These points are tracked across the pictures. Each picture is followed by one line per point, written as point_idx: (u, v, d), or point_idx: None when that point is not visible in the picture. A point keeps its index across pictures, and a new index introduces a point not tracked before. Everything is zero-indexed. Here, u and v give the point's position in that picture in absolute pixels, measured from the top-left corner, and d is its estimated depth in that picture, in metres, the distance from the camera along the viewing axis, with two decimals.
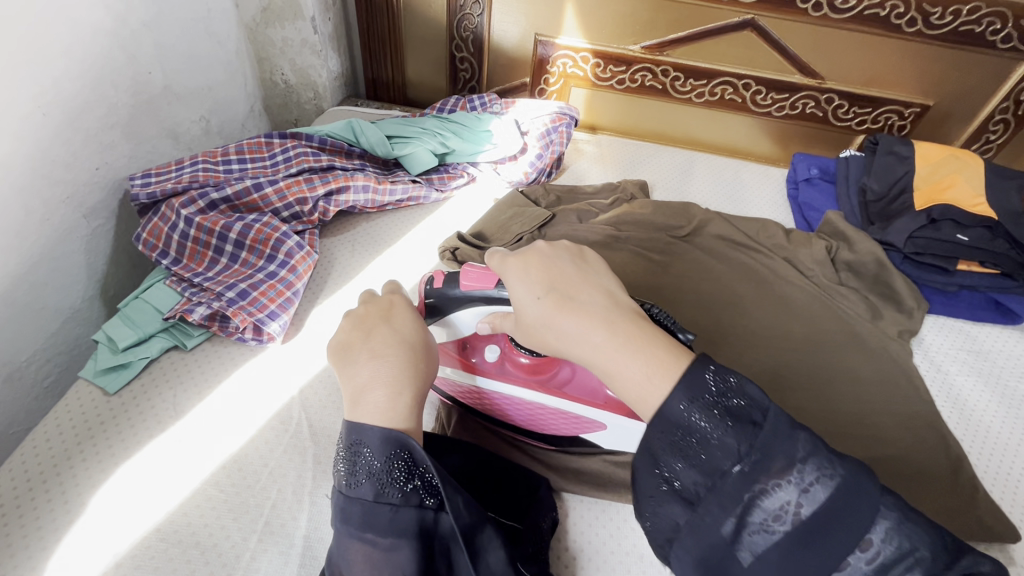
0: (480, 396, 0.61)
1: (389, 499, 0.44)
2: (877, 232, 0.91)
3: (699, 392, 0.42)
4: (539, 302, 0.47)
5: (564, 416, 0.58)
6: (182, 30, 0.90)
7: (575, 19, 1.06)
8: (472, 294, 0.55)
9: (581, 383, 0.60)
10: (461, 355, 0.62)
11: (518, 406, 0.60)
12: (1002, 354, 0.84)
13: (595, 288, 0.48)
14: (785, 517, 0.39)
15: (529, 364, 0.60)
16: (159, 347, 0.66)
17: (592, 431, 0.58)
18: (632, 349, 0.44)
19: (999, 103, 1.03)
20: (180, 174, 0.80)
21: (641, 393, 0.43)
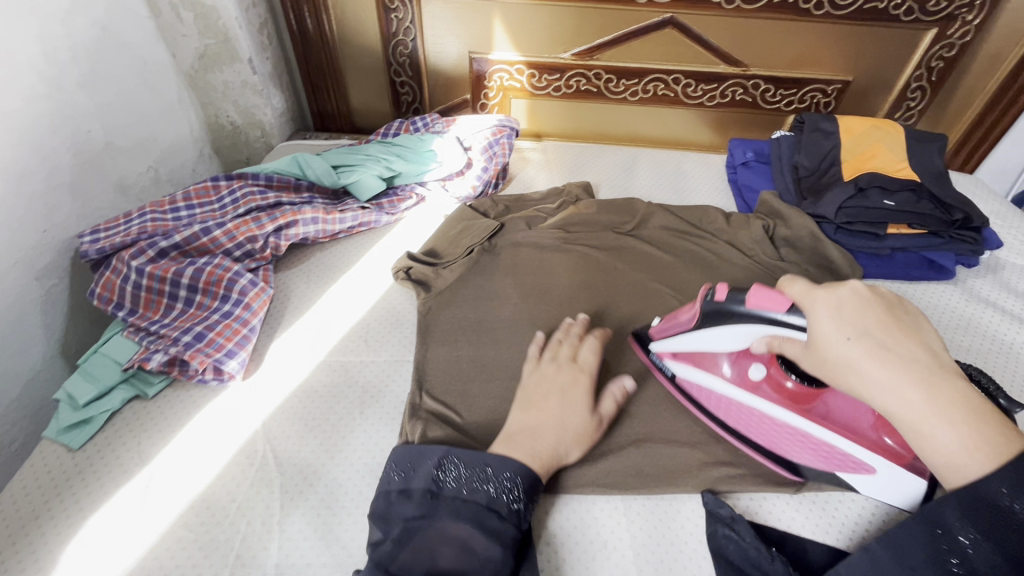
0: (727, 404, 0.66)
1: (497, 509, 0.55)
2: (810, 207, 0.95)
3: (989, 502, 0.42)
4: (851, 344, 0.46)
5: (827, 449, 0.61)
6: (118, 86, 0.92)
7: (504, 34, 1.10)
8: (758, 316, 0.55)
9: (846, 413, 0.61)
10: (715, 364, 0.66)
11: (771, 426, 0.64)
12: (936, 309, 0.89)
13: (916, 346, 0.46)
14: (1010, 555, 0.41)
15: (794, 390, 0.61)
16: (120, 398, 0.68)
17: (855, 472, 0.61)
18: (928, 391, 0.44)
19: (914, 71, 1.09)
20: (129, 226, 0.81)
21: (954, 465, 0.44)
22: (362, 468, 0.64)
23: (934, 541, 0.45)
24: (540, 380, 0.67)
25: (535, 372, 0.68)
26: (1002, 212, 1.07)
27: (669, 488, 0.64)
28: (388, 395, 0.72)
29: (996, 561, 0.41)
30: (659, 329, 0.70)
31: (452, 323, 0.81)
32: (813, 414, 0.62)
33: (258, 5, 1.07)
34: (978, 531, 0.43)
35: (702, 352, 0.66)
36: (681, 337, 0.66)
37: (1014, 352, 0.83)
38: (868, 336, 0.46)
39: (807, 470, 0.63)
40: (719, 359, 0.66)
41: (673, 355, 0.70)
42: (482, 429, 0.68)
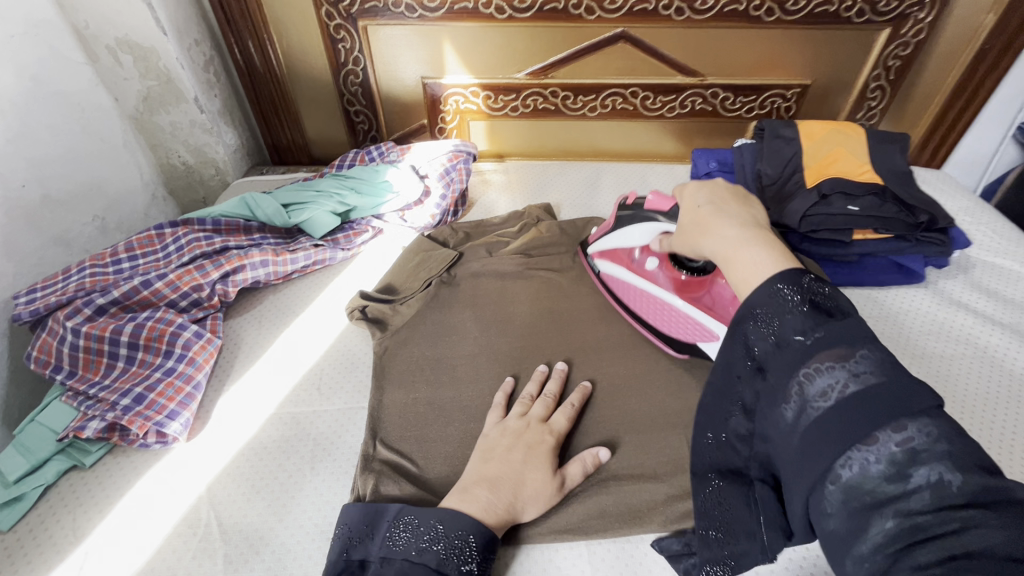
0: (632, 292, 0.82)
1: (449, 569, 0.52)
2: (775, 216, 0.92)
3: (792, 285, 0.43)
4: (699, 207, 0.55)
5: (695, 324, 0.75)
6: (56, 138, 0.90)
7: (455, 57, 1.08)
8: (651, 211, 0.74)
9: (721, 302, 0.74)
10: (627, 257, 0.82)
11: (660, 307, 0.78)
12: (908, 314, 0.87)
13: (744, 212, 0.54)
14: (788, 353, 0.41)
15: (684, 280, 0.77)
16: (55, 471, 0.64)
17: (707, 340, 0.74)
18: (740, 229, 0.50)
19: (872, 71, 1.08)
20: (66, 283, 0.78)
21: (751, 278, 0.46)
22: (312, 530, 0.61)
23: (757, 324, 0.43)
24: (503, 432, 0.64)
25: (500, 426, 0.65)
26: (971, 207, 1.05)
27: (633, 529, 0.61)
28: (340, 446, 0.69)
29: (804, 328, 0.41)
30: (595, 235, 0.89)
31: (409, 364, 0.78)
32: (697, 301, 0.76)
33: (201, 43, 1.05)
34: (787, 309, 0.42)
35: (618, 249, 0.83)
36: (607, 236, 0.82)
37: (989, 354, 0.81)
38: (707, 203, 0.56)
39: (682, 344, 0.76)
40: (632, 253, 0.81)
41: (601, 254, 0.85)
42: (439, 478, 0.65)
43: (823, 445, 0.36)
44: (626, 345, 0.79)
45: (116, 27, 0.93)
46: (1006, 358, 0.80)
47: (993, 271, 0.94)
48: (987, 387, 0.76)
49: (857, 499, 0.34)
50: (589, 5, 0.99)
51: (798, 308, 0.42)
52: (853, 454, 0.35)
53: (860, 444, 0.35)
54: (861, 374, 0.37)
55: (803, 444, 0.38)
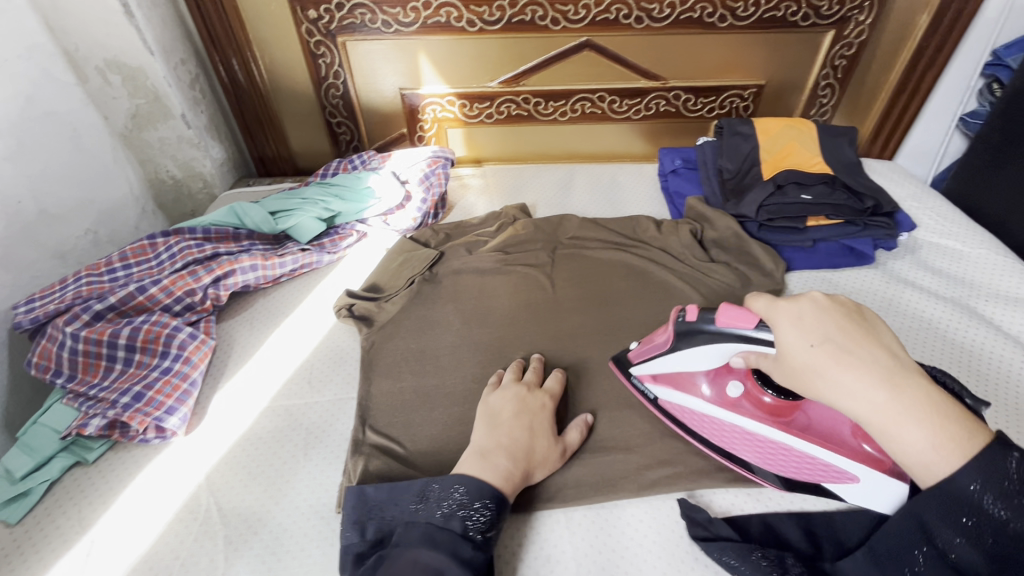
0: (712, 425, 0.69)
1: (454, 527, 0.56)
2: (733, 207, 0.99)
3: (996, 475, 0.44)
4: (813, 351, 0.50)
5: (807, 459, 0.63)
6: (49, 155, 0.94)
7: (431, 68, 1.13)
8: (724, 331, 0.60)
9: (827, 426, 0.65)
10: (696, 386, 0.70)
11: (753, 441, 0.66)
12: (857, 292, 0.94)
13: (872, 347, 0.49)
14: (1000, 541, 0.43)
15: (771, 404, 0.66)
16: (58, 467, 0.67)
17: (838, 481, 0.61)
18: (887, 389, 0.47)
19: (821, 70, 1.16)
20: (64, 292, 0.82)
21: (925, 465, 0.46)
22: (306, 510, 0.65)
23: (956, 515, 0.45)
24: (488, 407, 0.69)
25: (500, 394, 0.70)
26: (917, 193, 1.13)
27: (607, 495, 0.66)
28: (331, 434, 0.73)
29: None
30: (638, 353, 0.74)
31: (395, 356, 0.82)
32: (792, 426, 0.65)
33: (187, 62, 1.09)
34: (994, 503, 0.43)
35: (684, 376, 0.70)
36: (661, 359, 0.69)
37: (935, 327, 0.87)
38: (834, 340, 0.49)
39: (791, 482, 0.64)
40: (700, 382, 0.70)
41: (655, 378, 0.72)
42: (425, 457, 0.69)
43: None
44: (598, 330, 0.85)
45: (106, 49, 0.98)
46: (949, 330, 0.87)
47: (937, 251, 1.01)
48: (933, 357, 0.82)
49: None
50: (555, 16, 1.05)
51: (1000, 482, 0.44)
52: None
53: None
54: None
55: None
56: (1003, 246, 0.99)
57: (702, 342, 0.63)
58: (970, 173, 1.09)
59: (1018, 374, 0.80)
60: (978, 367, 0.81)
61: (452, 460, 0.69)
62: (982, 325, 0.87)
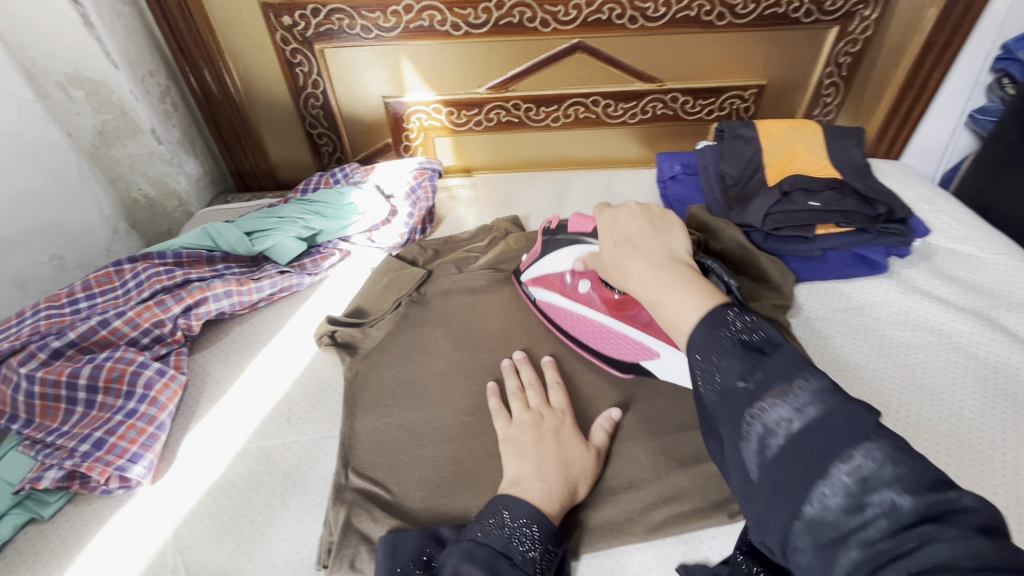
0: (568, 317, 0.79)
1: (513, 552, 0.52)
2: (737, 216, 0.94)
3: (719, 326, 0.41)
4: (613, 248, 0.57)
5: (630, 341, 0.74)
6: (9, 177, 0.88)
7: (415, 74, 1.08)
8: (574, 235, 0.76)
9: (656, 318, 0.74)
10: (559, 283, 0.80)
11: (597, 329, 0.76)
12: (872, 305, 0.89)
13: (661, 243, 0.55)
14: (731, 403, 0.38)
15: (615, 299, 0.75)
16: (12, 526, 0.62)
17: (649, 358, 0.73)
18: (659, 270, 0.50)
19: (825, 68, 1.10)
20: (20, 328, 0.76)
21: (676, 321, 0.45)
22: (285, 570, 0.59)
23: (701, 362, 0.41)
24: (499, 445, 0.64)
25: (516, 425, 0.66)
26: (930, 195, 1.08)
27: (610, 541, 0.60)
28: (312, 479, 0.67)
29: (743, 371, 0.38)
30: (527, 262, 0.86)
31: (381, 388, 0.76)
32: (629, 317, 0.74)
33: (156, 74, 1.03)
34: (725, 347, 0.40)
35: (551, 274, 0.81)
36: (541, 261, 0.81)
37: (953, 341, 0.82)
38: None
39: (624, 364, 0.75)
40: (564, 278, 0.79)
41: (534, 281, 0.83)
42: (414, 505, 0.64)
43: (783, 497, 0.33)
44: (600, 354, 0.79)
45: (65, 63, 0.92)
46: (970, 344, 0.81)
47: (953, 257, 0.95)
48: (953, 373, 0.78)
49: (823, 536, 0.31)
50: (544, 17, 1.00)
51: (729, 349, 0.39)
52: (813, 492, 0.32)
53: (818, 483, 0.32)
54: (804, 408, 0.35)
55: (772, 489, 0.34)
56: None
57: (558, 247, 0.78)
58: (983, 173, 1.04)
59: None
60: (1002, 382, 0.76)
61: (442, 506, 0.63)
62: (1006, 339, 0.81)
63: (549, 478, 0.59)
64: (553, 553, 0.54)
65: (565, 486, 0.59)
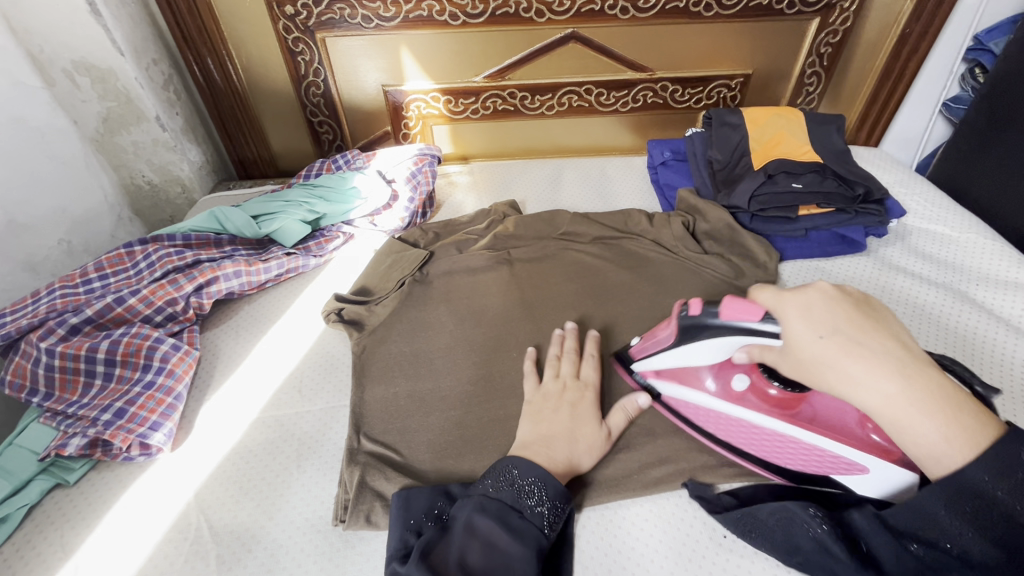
0: (713, 417, 0.68)
1: (522, 507, 0.56)
2: (724, 199, 0.99)
3: (1002, 474, 0.44)
4: (824, 342, 0.49)
5: (813, 452, 0.61)
6: (19, 163, 0.90)
7: (414, 63, 1.11)
8: (729, 324, 0.58)
9: (834, 415, 0.61)
10: (699, 380, 0.68)
11: (756, 432, 0.65)
12: (851, 280, 0.94)
13: (882, 335, 0.49)
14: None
15: (778, 397, 0.63)
16: (39, 490, 0.65)
17: (848, 473, 0.59)
18: (896, 380, 0.46)
19: (807, 58, 1.15)
20: (37, 306, 0.78)
21: (935, 454, 0.46)
22: (303, 526, 0.62)
23: (971, 511, 0.45)
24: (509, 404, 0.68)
25: (541, 389, 0.70)
26: (906, 180, 1.13)
27: (609, 496, 0.65)
28: (326, 445, 0.70)
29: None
30: (640, 349, 0.74)
31: (388, 361, 0.80)
32: (800, 418, 0.62)
33: (159, 62, 1.05)
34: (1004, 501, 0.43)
35: (686, 370, 0.69)
36: (674, 351, 0.67)
37: (928, 313, 0.87)
38: None
39: (796, 473, 0.63)
40: (704, 375, 0.68)
41: (658, 374, 0.73)
42: (424, 465, 0.68)
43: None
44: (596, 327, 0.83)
45: (71, 50, 0.94)
46: (943, 315, 0.87)
47: (927, 236, 1.01)
48: (927, 341, 0.83)
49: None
50: (539, 8, 1.03)
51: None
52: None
53: None
54: None
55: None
56: (994, 232, 1.00)
57: (704, 336, 0.62)
58: (955, 158, 1.10)
59: (1012, 357, 0.80)
60: (972, 350, 0.81)
61: (450, 467, 0.67)
62: (975, 310, 0.87)
63: (551, 436, 0.63)
64: (560, 507, 0.58)
65: (566, 444, 0.63)
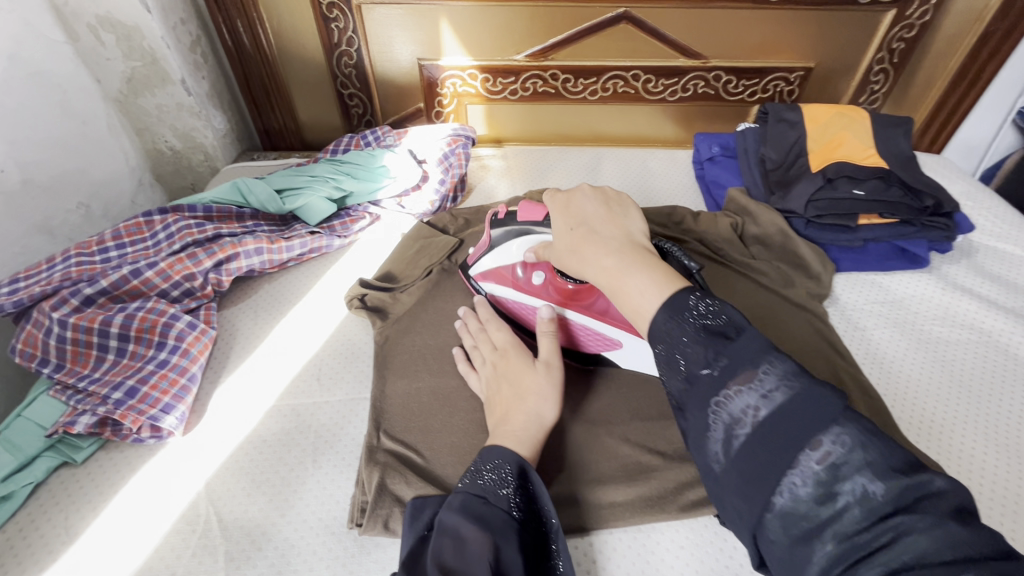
0: (520, 308, 0.76)
1: (485, 494, 0.51)
2: (778, 201, 0.92)
3: (682, 313, 0.42)
4: (568, 234, 0.52)
5: (588, 333, 0.72)
6: (40, 120, 0.86)
7: (453, 37, 1.04)
8: (525, 223, 0.72)
9: (612, 308, 0.72)
10: (511, 273, 0.76)
11: (549, 321, 0.74)
12: (912, 299, 0.87)
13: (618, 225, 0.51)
14: (699, 390, 0.40)
15: (569, 289, 0.73)
16: (45, 468, 0.62)
17: (610, 348, 0.72)
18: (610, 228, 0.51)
19: (876, 54, 1.07)
20: (51, 273, 0.75)
21: (638, 308, 0.45)
22: (316, 527, 0.59)
23: (662, 363, 0.43)
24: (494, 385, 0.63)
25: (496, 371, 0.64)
26: (973, 191, 1.05)
27: (642, 518, 0.60)
28: (343, 439, 0.67)
29: (708, 359, 0.40)
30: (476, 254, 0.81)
31: (412, 354, 0.75)
32: (587, 308, 0.72)
33: (187, 22, 1.00)
34: (680, 336, 0.41)
35: (500, 267, 0.76)
36: (488, 254, 0.77)
37: (993, 340, 0.81)
38: None
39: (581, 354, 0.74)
40: (516, 269, 0.75)
41: (484, 275, 0.78)
42: (447, 471, 0.63)
43: (756, 486, 0.36)
44: None
45: (97, 4, 0.89)
46: (1009, 342, 0.80)
47: (995, 256, 0.93)
48: (993, 370, 0.76)
49: (795, 527, 0.35)
50: None
51: (695, 333, 0.41)
52: (784, 484, 0.36)
53: (789, 472, 0.36)
54: (770, 395, 0.38)
55: (741, 480, 0.37)
56: None
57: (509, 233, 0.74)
58: None
59: None
60: None
61: None
62: None
63: None
64: (531, 491, 0.53)
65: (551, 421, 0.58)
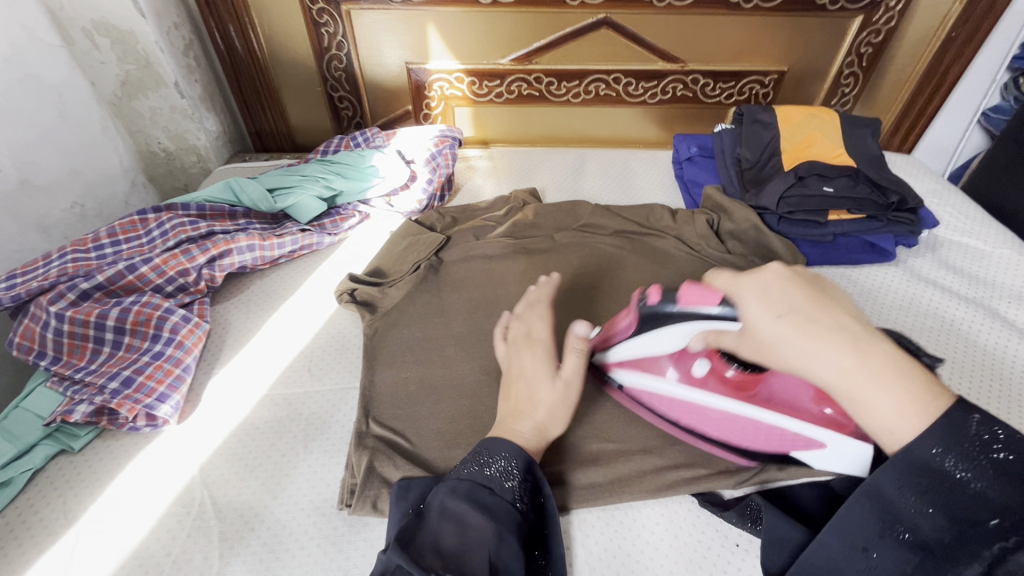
0: (670, 402, 0.65)
1: (491, 485, 0.52)
2: (752, 199, 0.96)
3: (956, 441, 0.38)
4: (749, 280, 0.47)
5: (768, 430, 0.61)
6: (35, 121, 0.88)
7: (440, 41, 1.08)
8: (687, 310, 0.56)
9: (790, 398, 0.60)
10: (659, 366, 0.65)
11: (718, 417, 0.62)
12: (878, 290, 0.91)
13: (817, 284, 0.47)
14: (975, 534, 0.37)
15: (736, 378, 0.60)
16: (43, 455, 0.64)
17: (808, 448, 0.59)
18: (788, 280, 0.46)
19: (845, 58, 1.12)
20: (47, 269, 0.77)
21: (888, 428, 0.41)
22: (308, 507, 0.61)
23: (915, 488, 0.40)
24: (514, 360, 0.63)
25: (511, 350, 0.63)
26: (938, 189, 1.10)
27: (619, 498, 0.63)
28: (333, 426, 0.69)
29: (999, 509, 0.37)
30: (603, 336, 0.69)
31: (400, 345, 0.78)
32: (757, 400, 0.61)
33: (180, 27, 1.03)
34: (959, 471, 0.38)
35: (646, 358, 0.65)
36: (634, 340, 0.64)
37: (952, 326, 0.85)
38: None
39: (758, 453, 0.63)
40: (664, 361, 0.64)
41: (619, 363, 0.68)
42: (433, 454, 0.66)
43: None
44: None
45: (93, 9, 0.91)
46: (967, 329, 0.84)
47: (957, 249, 0.98)
48: (951, 354, 0.81)
49: None
50: None
51: (983, 471, 0.38)
52: None
53: None
54: None
55: None
56: None
57: (663, 323, 0.60)
58: (992, 170, 1.07)
59: None
60: (995, 369, 0.79)
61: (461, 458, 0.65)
62: (1002, 328, 0.84)
63: None
64: (532, 485, 0.54)
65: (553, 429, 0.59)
